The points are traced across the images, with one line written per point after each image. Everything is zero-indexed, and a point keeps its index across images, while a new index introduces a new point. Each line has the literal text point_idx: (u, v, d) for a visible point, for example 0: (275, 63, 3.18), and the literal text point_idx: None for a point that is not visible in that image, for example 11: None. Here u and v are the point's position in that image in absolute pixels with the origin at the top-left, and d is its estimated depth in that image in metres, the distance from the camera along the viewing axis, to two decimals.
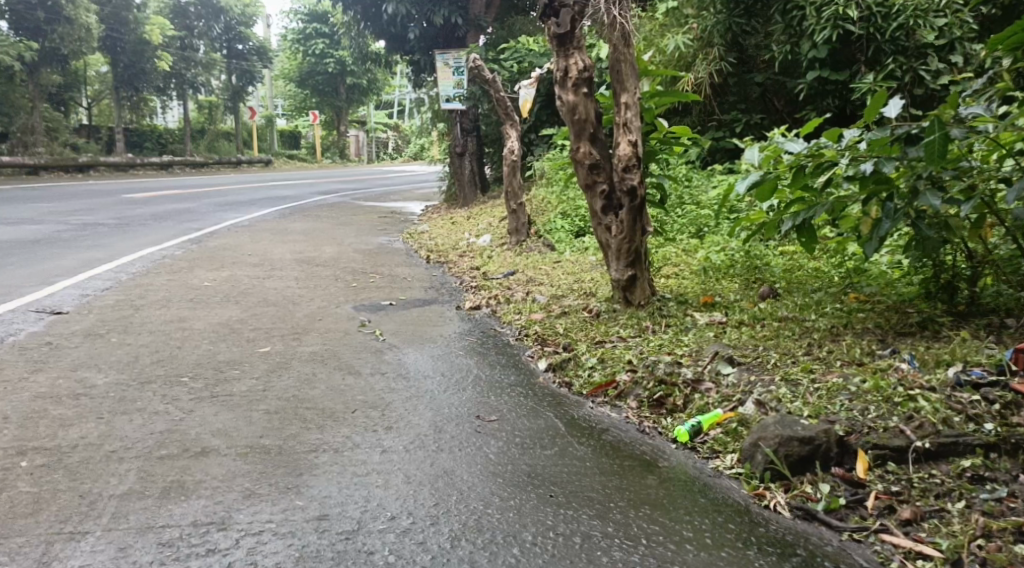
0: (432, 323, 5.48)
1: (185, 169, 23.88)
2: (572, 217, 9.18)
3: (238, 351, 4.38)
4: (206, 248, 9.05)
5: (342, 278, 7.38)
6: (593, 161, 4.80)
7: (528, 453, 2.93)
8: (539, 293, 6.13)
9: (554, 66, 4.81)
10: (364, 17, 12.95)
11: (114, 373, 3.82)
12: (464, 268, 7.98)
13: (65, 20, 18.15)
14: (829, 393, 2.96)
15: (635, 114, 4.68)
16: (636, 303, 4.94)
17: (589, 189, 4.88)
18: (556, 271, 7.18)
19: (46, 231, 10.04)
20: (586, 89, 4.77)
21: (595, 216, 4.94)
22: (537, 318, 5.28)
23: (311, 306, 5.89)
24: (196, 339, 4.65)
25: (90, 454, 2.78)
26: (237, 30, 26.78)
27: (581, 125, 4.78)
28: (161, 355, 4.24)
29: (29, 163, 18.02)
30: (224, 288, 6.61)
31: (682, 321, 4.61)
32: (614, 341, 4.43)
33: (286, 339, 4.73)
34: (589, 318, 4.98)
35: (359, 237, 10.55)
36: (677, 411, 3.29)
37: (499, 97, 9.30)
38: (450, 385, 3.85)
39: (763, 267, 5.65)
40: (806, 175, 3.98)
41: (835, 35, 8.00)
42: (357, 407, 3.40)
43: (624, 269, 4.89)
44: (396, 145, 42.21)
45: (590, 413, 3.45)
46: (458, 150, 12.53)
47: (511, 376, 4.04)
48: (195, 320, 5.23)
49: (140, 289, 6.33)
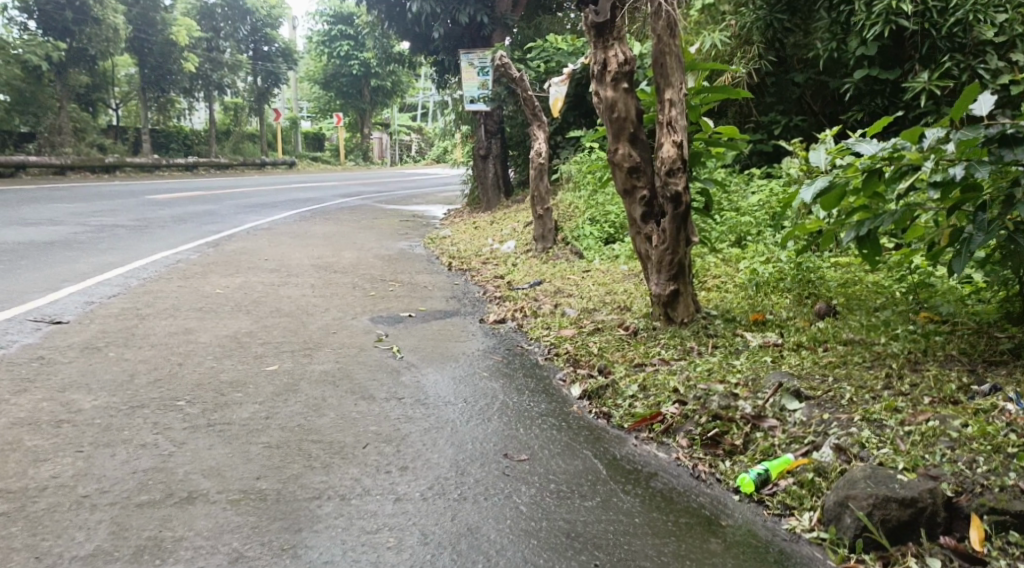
0: (454, 338, 5.05)
1: (210, 170, 23.74)
2: (602, 222, 8.69)
3: (243, 371, 3.99)
4: (223, 253, 8.71)
5: (360, 286, 7.00)
6: (634, 164, 4.36)
7: (565, 504, 2.50)
8: (567, 306, 5.71)
9: (591, 59, 4.38)
10: (388, 17, 12.64)
11: (104, 395, 3.43)
12: (488, 276, 7.57)
13: (93, 20, 18.14)
14: (924, 439, 2.56)
15: (680, 112, 4.26)
16: (678, 321, 4.50)
17: (628, 195, 4.45)
18: (585, 281, 6.75)
19: (62, 233, 9.75)
20: (627, 83, 4.33)
21: (634, 225, 4.51)
22: (567, 334, 4.86)
23: (325, 317, 5.51)
24: (200, 355, 4.26)
25: (58, 499, 2.39)
26: (263, 32, 26.70)
27: (621, 123, 4.34)
28: (159, 373, 3.85)
29: (56, 162, 17.85)
30: (237, 295, 6.24)
31: (731, 343, 4.18)
32: (657, 365, 4.01)
33: (296, 355, 4.34)
34: (626, 336, 4.55)
35: (381, 242, 10.18)
36: (736, 454, 2.87)
37: (525, 96, 8.89)
38: (472, 414, 3.43)
39: (817, 280, 5.20)
40: (880, 181, 3.60)
41: (886, 31, 7.55)
42: (369, 441, 3.00)
43: (666, 283, 4.45)
44: (419, 148, 42.16)
45: (634, 453, 3.01)
46: (481, 152, 12.17)
47: (542, 404, 3.61)
48: (202, 332, 4.85)
49: (150, 296, 5.98)
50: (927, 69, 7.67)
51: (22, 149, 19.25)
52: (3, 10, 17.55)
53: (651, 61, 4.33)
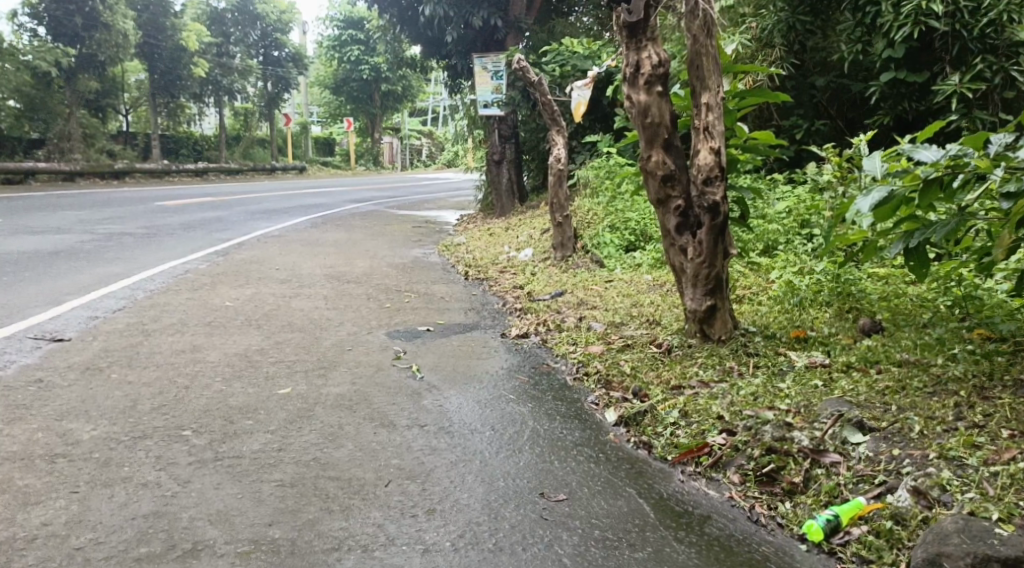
0: (475, 355, 4.79)
1: (220, 176, 23.63)
2: (622, 230, 8.45)
3: (253, 394, 3.75)
4: (232, 262, 8.50)
5: (375, 297, 6.77)
6: (668, 171, 4.09)
7: (613, 556, 2.25)
8: (593, 320, 5.45)
9: (623, 61, 4.12)
10: (399, 21, 12.42)
11: (105, 426, 3.20)
12: (506, 286, 7.32)
13: (103, 26, 18.06)
14: (1015, 483, 2.30)
15: (718, 116, 4.00)
16: (715, 338, 4.23)
17: (661, 205, 4.18)
18: (609, 292, 6.50)
19: (69, 242, 9.58)
20: (661, 87, 4.07)
21: (668, 236, 4.24)
22: (595, 351, 4.60)
23: (340, 332, 5.28)
24: (207, 377, 4.02)
25: (48, 553, 2.16)
26: (273, 37, 26.62)
27: (654, 129, 4.08)
28: (164, 399, 3.61)
29: (66, 169, 17.76)
30: (247, 308, 6.03)
31: (775, 363, 3.89)
32: (696, 388, 3.73)
33: (310, 377, 4.11)
34: (659, 354, 4.28)
35: (393, 249, 9.95)
36: (798, 494, 2.59)
37: (544, 100, 8.65)
38: (502, 444, 3.16)
39: (858, 293, 4.90)
40: (941, 191, 3.30)
41: (916, 32, 7.23)
42: (390, 478, 2.75)
43: (702, 298, 4.18)
44: (429, 152, 42.06)
45: (682, 491, 2.74)
46: (495, 157, 11.91)
47: (575, 432, 3.35)
48: (210, 350, 4.62)
49: (156, 310, 5.76)
50: (959, 71, 7.39)
51: (32, 155, 19.12)
52: (13, 16, 17.49)
53: (686, 62, 4.07)
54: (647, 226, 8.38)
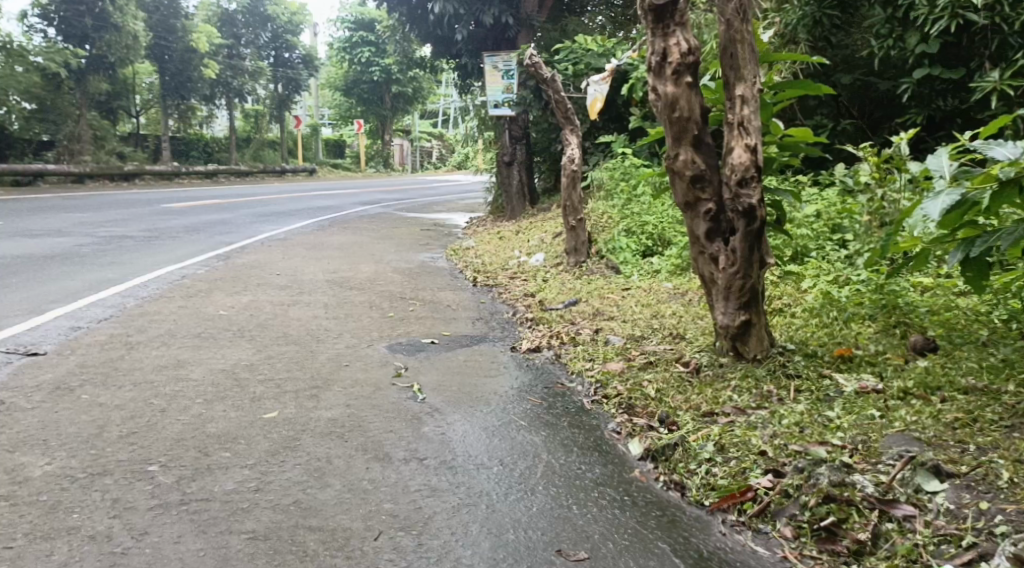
0: (482, 372, 4.39)
1: (230, 178, 23.39)
2: (638, 234, 8.04)
3: (234, 420, 3.35)
4: (232, 267, 8.14)
5: (377, 305, 6.38)
6: (697, 171, 3.68)
7: None
8: (610, 333, 5.04)
9: (648, 48, 3.70)
10: (409, 19, 12.11)
11: (61, 460, 2.82)
12: (516, 294, 6.92)
13: (113, 27, 17.79)
14: None
15: (754, 111, 3.59)
16: (750, 357, 3.81)
17: (689, 208, 3.77)
18: (627, 301, 6.09)
19: (66, 245, 9.25)
20: (690, 77, 3.64)
21: (697, 243, 3.82)
22: (615, 369, 4.19)
23: (338, 345, 4.89)
24: (187, 398, 3.63)
25: None
26: (285, 39, 26.40)
27: (682, 124, 3.66)
28: (135, 426, 3.23)
29: (75, 171, 17.52)
30: (241, 318, 5.65)
31: (819, 387, 3.46)
32: (731, 416, 3.31)
33: (300, 398, 3.71)
34: (687, 375, 3.87)
35: (401, 253, 9.58)
36: (866, 556, 2.17)
37: (557, 98, 8.24)
38: (511, 483, 2.76)
39: (905, 305, 4.47)
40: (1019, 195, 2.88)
41: (952, 26, 6.77)
42: (381, 528, 2.36)
43: (735, 312, 3.77)
44: (440, 155, 41.73)
45: (725, 546, 2.33)
46: (505, 158, 11.53)
47: (596, 468, 2.93)
48: (195, 366, 4.24)
49: (145, 319, 5.40)
50: (998, 67, 6.91)
51: (41, 157, 18.86)
52: (22, 17, 17.25)
53: (718, 50, 3.65)
54: (665, 230, 7.96)
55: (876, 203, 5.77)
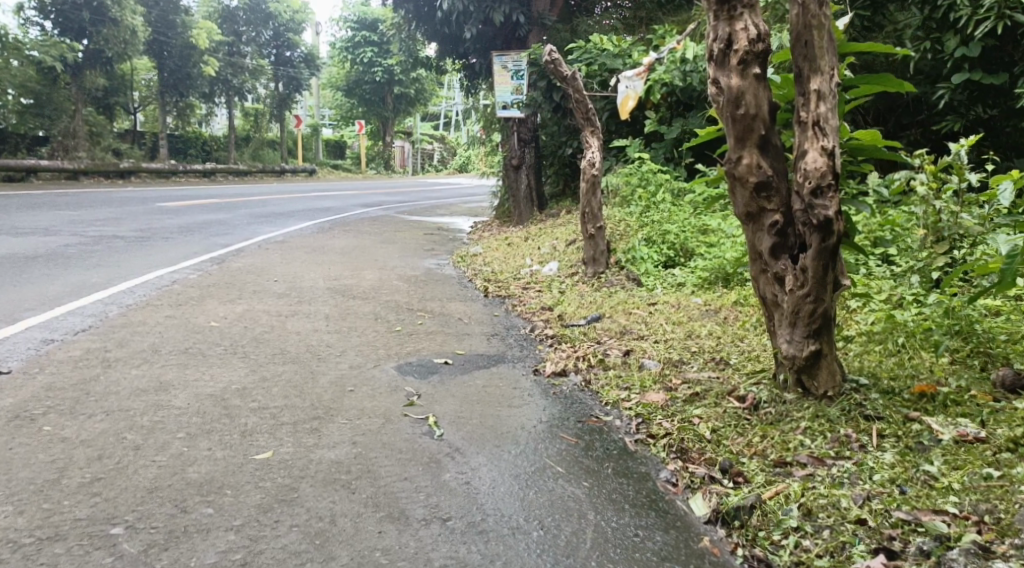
0: (505, 401, 3.86)
1: (227, 176, 22.84)
2: (659, 244, 7.54)
3: (221, 461, 2.85)
4: (226, 272, 7.61)
5: (383, 318, 5.87)
6: (763, 178, 3.18)
7: None
8: (645, 356, 4.52)
9: (710, 35, 3.22)
10: (415, 17, 11.65)
11: (6, 518, 2.33)
12: (533, 306, 6.41)
13: (111, 21, 17.23)
14: None
15: (832, 109, 3.09)
16: (819, 394, 3.29)
17: (752, 220, 3.27)
18: (655, 317, 5.59)
19: (50, 245, 8.71)
20: (758, 68, 3.14)
21: (759, 260, 3.32)
22: (657, 401, 3.68)
23: (341, 365, 4.38)
24: (166, 432, 3.12)
25: None
26: (287, 36, 25.90)
27: (747, 123, 3.16)
28: (102, 469, 2.71)
29: (69, 167, 16.96)
30: (234, 330, 5.14)
31: (909, 433, 2.96)
32: (808, 467, 2.81)
33: (299, 433, 3.21)
34: (744, 412, 3.36)
35: (405, 259, 9.08)
36: None
37: (577, 96, 7.69)
38: (559, 556, 2.27)
39: (983, 333, 3.97)
40: None
41: (999, 28, 6.28)
42: None
43: (802, 341, 3.26)
44: (441, 157, 41.08)
45: None
46: (514, 162, 11.01)
47: (658, 535, 2.44)
48: (178, 389, 3.72)
49: (128, 331, 4.88)
50: None
51: (35, 152, 18.33)
52: (19, 10, 16.71)
53: (790, 37, 3.16)
54: (687, 240, 7.51)
55: (932, 215, 5.14)
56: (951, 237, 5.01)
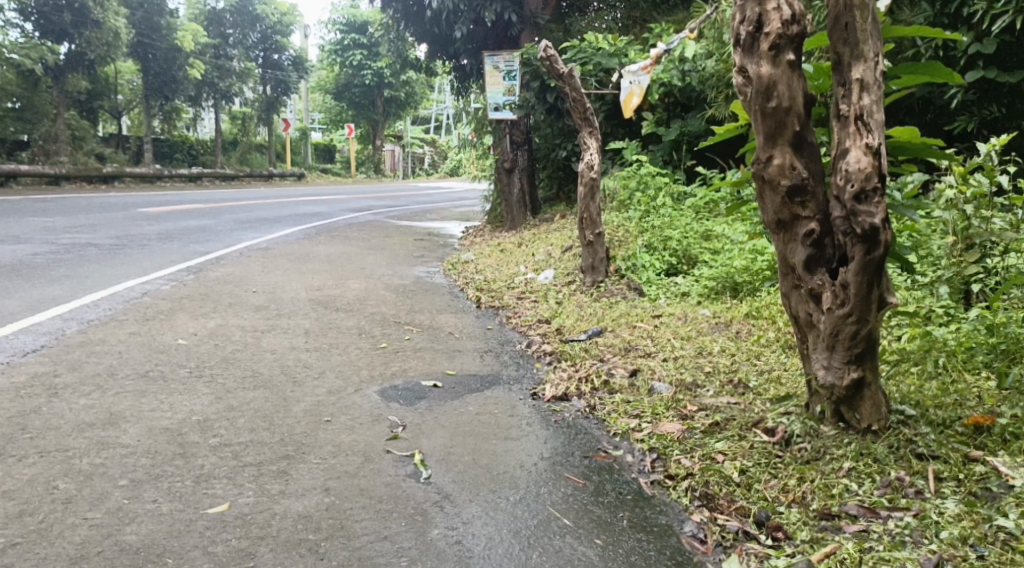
0: (501, 432, 3.42)
1: (214, 181, 22.32)
2: (661, 251, 7.13)
3: (166, 516, 2.42)
4: (202, 282, 7.15)
5: (367, 333, 5.43)
6: (798, 181, 2.77)
7: None
8: (654, 379, 4.08)
9: (737, 18, 2.82)
10: (405, 17, 11.24)
11: None
12: (529, 319, 5.99)
13: (93, 23, 16.75)
14: None
15: (878, 102, 2.68)
16: (861, 428, 2.87)
17: (783, 228, 2.86)
18: (662, 331, 5.16)
19: (17, 254, 8.21)
20: (793, 54, 2.73)
21: (792, 273, 2.91)
22: (674, 433, 3.24)
23: (318, 389, 3.94)
24: (105, 480, 2.67)
25: None
26: (275, 39, 25.40)
27: (780, 118, 2.75)
28: (20, 532, 2.29)
29: (50, 172, 16.43)
30: (203, 349, 4.70)
31: (972, 478, 2.56)
32: (860, 521, 2.41)
33: (263, 477, 2.77)
34: (774, 448, 2.94)
35: (393, 267, 8.65)
36: None
37: (574, 94, 7.26)
38: None
39: None
40: None
41: (1018, 22, 5.83)
42: None
43: (842, 367, 2.84)
44: (432, 161, 40.63)
45: None
46: (506, 165, 10.57)
47: None
48: (129, 423, 3.27)
49: (84, 352, 4.44)
50: None
51: (16, 157, 17.80)
52: None
53: (828, 20, 2.76)
54: (690, 246, 7.09)
55: (960, 221, 4.60)
56: (981, 244, 4.53)
